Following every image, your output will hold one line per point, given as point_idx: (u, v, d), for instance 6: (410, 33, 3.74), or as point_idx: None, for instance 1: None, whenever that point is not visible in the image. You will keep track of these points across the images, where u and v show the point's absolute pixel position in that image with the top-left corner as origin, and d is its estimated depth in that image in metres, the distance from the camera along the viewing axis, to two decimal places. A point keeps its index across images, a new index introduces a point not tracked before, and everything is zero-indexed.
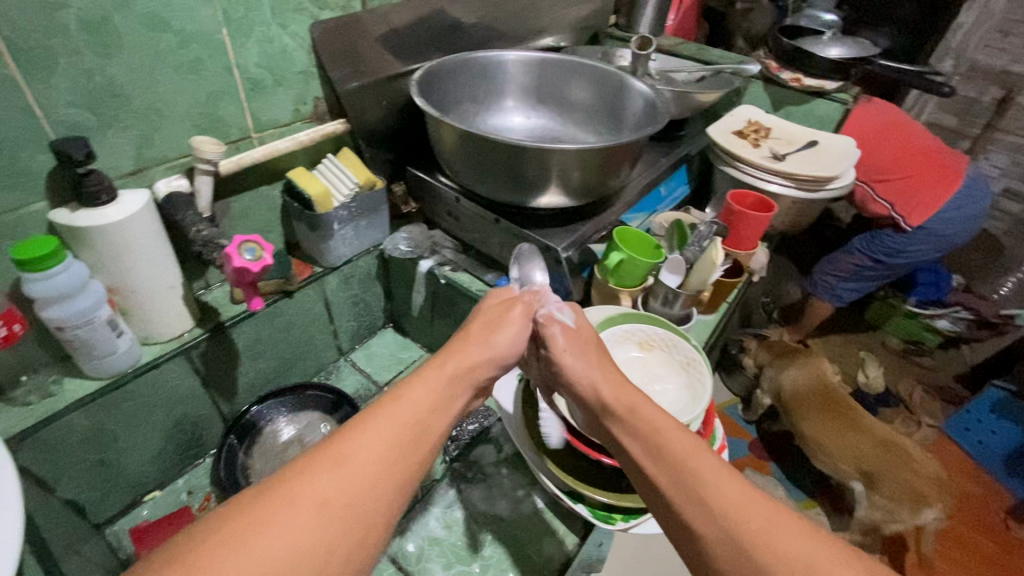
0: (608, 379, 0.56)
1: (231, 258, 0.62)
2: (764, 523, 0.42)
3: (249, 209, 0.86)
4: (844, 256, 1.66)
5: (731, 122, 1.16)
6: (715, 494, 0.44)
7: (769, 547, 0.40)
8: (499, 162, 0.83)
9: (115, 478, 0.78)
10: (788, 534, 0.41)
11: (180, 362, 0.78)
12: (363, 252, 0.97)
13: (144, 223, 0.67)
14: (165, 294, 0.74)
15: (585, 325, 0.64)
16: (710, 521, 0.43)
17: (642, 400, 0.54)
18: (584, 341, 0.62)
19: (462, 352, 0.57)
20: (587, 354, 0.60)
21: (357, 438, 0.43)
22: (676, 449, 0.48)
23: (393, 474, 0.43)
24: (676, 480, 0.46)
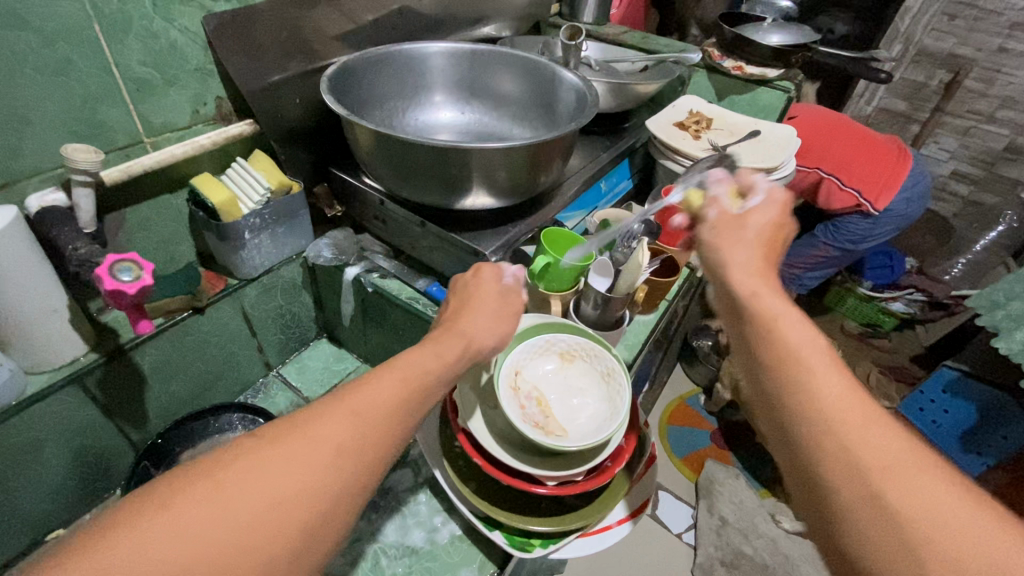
0: (750, 252, 0.50)
1: (101, 280, 0.56)
2: (862, 416, 0.39)
3: (149, 221, 0.79)
4: (809, 248, 1.63)
5: (672, 113, 1.13)
6: (815, 380, 0.41)
7: (861, 436, 0.39)
8: (420, 164, 0.78)
9: (5, 520, 0.71)
10: (882, 427, 0.39)
11: (73, 392, 0.71)
12: (285, 261, 0.92)
13: (11, 245, 0.60)
14: (49, 319, 0.67)
15: (756, 219, 0.53)
16: (811, 410, 0.40)
17: (766, 286, 0.47)
18: (742, 224, 0.52)
19: (469, 331, 0.53)
20: (741, 234, 0.52)
21: (361, 391, 0.43)
22: (790, 335, 0.43)
23: (389, 434, 0.42)
24: (780, 360, 0.43)
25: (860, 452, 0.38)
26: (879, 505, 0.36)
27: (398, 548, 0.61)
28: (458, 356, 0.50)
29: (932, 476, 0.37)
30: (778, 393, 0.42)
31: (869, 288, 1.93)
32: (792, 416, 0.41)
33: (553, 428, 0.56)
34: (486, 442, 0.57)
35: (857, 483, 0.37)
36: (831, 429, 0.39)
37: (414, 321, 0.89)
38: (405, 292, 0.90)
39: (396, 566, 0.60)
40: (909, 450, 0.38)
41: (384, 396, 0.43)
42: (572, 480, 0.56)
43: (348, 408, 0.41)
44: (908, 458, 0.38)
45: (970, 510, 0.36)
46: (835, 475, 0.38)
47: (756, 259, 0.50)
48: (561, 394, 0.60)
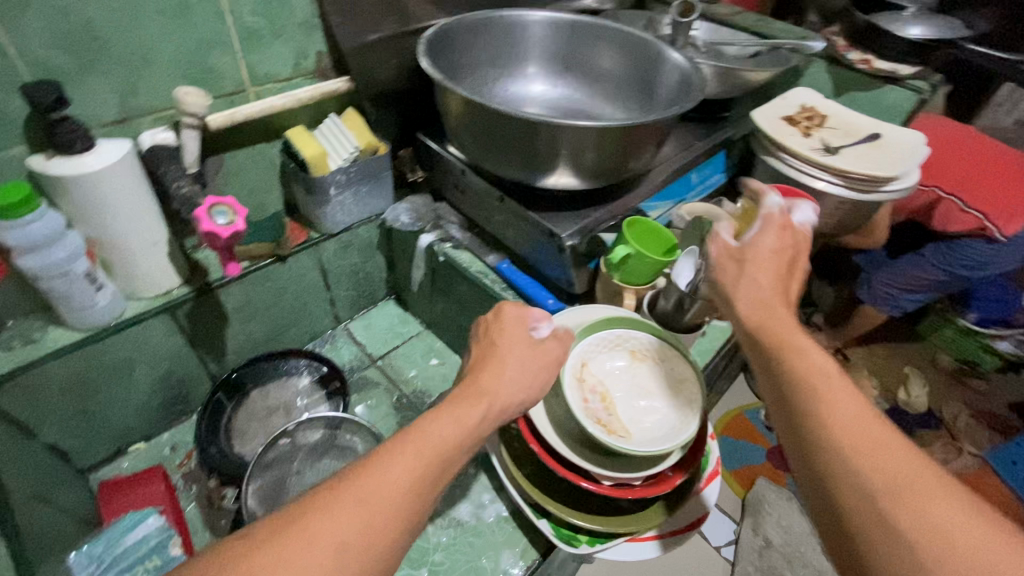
0: (755, 291, 0.56)
1: (200, 221, 0.59)
2: (875, 441, 0.43)
3: (245, 167, 0.82)
4: (913, 267, 1.44)
5: (781, 106, 1.04)
6: (826, 412, 0.45)
7: (870, 460, 0.42)
8: (507, 137, 0.76)
9: (98, 427, 0.78)
10: (897, 453, 0.42)
11: (164, 320, 0.76)
12: (364, 221, 0.94)
13: (124, 175, 0.64)
14: (149, 250, 0.72)
15: (755, 248, 0.58)
16: (821, 439, 0.44)
17: (776, 323, 0.53)
18: (741, 261, 0.58)
19: (492, 392, 0.50)
20: (743, 270, 0.58)
21: (364, 481, 0.40)
22: (802, 370, 0.48)
23: (401, 520, 0.39)
24: (795, 392, 0.48)
25: (868, 473, 0.41)
26: (889, 527, 0.39)
27: (445, 519, 0.60)
28: (476, 424, 0.47)
29: (941, 497, 0.39)
30: (795, 424, 0.47)
31: (975, 322, 1.68)
32: (808, 448, 0.45)
33: (617, 427, 0.53)
34: (545, 429, 0.56)
35: (869, 506, 0.40)
36: (841, 449, 0.43)
37: (481, 295, 0.88)
38: (475, 265, 0.90)
39: (441, 535, 0.59)
40: (926, 475, 0.41)
41: (393, 481, 0.40)
42: (629, 484, 0.54)
43: (357, 496, 0.39)
44: (917, 480, 0.40)
45: (988, 534, 0.37)
46: (849, 504, 0.41)
47: (761, 296, 0.55)
48: (628, 393, 0.57)
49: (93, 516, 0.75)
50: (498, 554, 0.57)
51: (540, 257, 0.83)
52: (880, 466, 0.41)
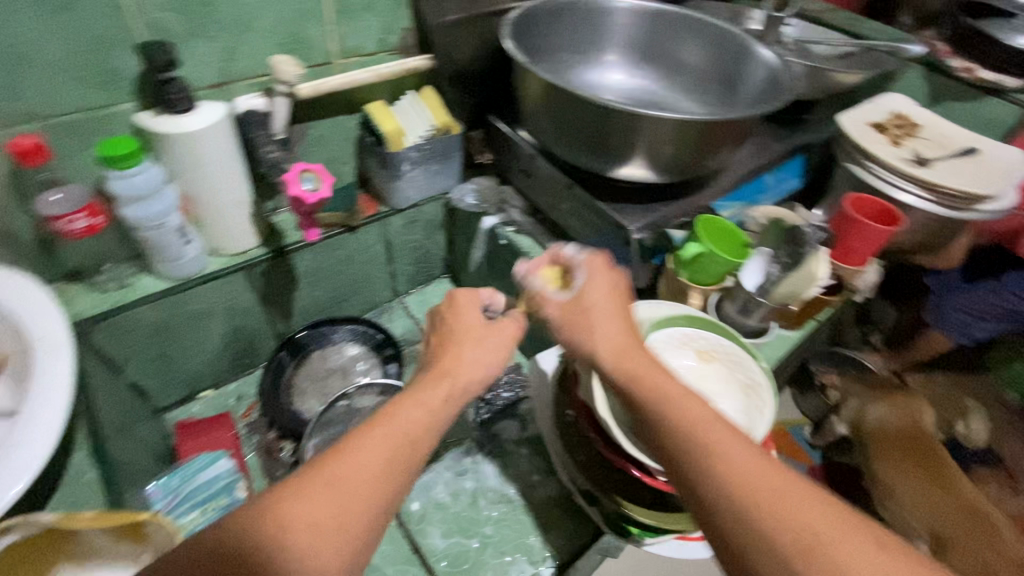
0: (612, 340, 0.50)
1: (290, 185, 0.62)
2: (773, 486, 0.39)
3: (325, 137, 0.85)
4: (993, 293, 1.11)
5: (870, 111, 0.99)
6: (727, 468, 0.41)
7: (774, 512, 0.38)
8: (583, 124, 0.75)
9: (175, 371, 0.84)
10: (799, 499, 0.39)
11: (241, 277, 0.80)
12: (430, 198, 0.95)
13: (219, 136, 0.67)
14: (234, 210, 0.75)
15: (590, 293, 0.54)
16: (722, 499, 0.40)
17: (644, 366, 0.48)
18: (584, 312, 0.52)
19: (451, 372, 0.50)
20: (587, 324, 0.52)
21: (331, 470, 0.40)
22: (691, 422, 0.43)
23: (375, 502, 0.40)
24: (685, 450, 0.43)
25: (774, 527, 0.38)
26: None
27: (496, 494, 0.60)
28: (433, 405, 0.47)
29: (847, 539, 0.37)
30: (690, 485, 0.42)
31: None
32: (705, 501, 0.41)
33: None
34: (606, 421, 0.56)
35: (784, 572, 0.37)
36: (744, 499, 0.39)
37: None
38: (535, 251, 0.90)
39: (492, 509, 0.59)
40: (832, 521, 0.38)
41: (364, 468, 0.41)
42: None
43: (326, 489, 0.39)
44: (820, 525, 0.38)
45: (897, 574, 0.36)
46: (758, 559, 0.38)
47: (613, 342, 0.50)
48: (692, 393, 0.56)
49: (165, 453, 0.80)
50: (547, 533, 0.57)
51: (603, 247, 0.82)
52: (789, 523, 0.37)
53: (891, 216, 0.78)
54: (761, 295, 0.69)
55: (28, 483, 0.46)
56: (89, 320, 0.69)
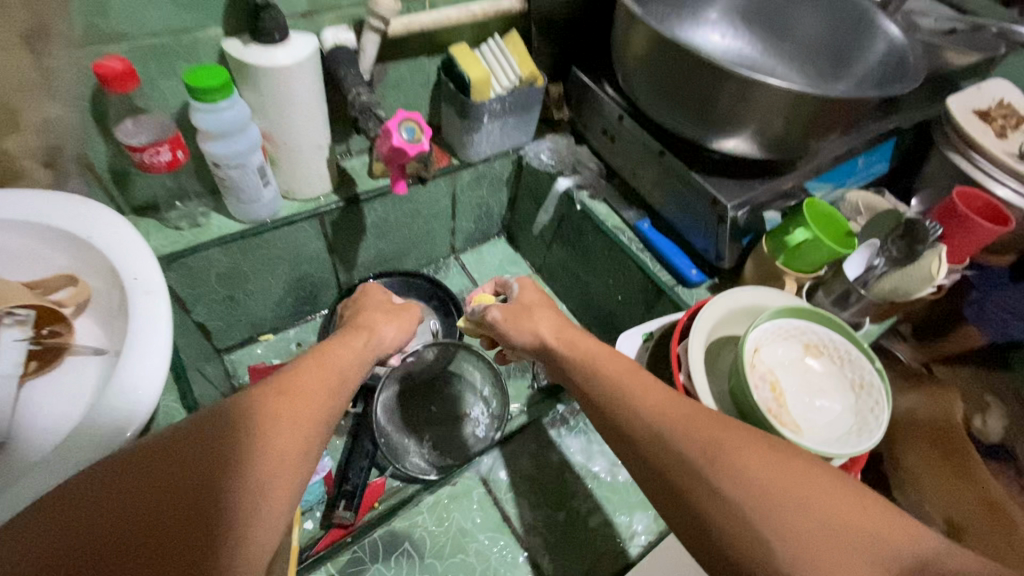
0: (553, 325, 0.54)
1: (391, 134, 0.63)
2: (689, 414, 0.40)
3: (404, 79, 0.80)
4: None
5: (972, 95, 0.91)
6: (642, 405, 0.42)
7: (688, 435, 0.39)
8: (690, 87, 0.70)
9: (239, 314, 0.82)
10: (709, 417, 0.40)
11: (313, 225, 0.78)
12: (502, 154, 0.90)
13: (309, 73, 0.63)
14: (312, 153, 0.71)
15: (527, 296, 0.59)
16: (635, 425, 0.41)
17: (590, 344, 0.50)
18: (523, 309, 0.56)
19: (370, 329, 0.57)
20: (531, 318, 0.55)
21: (281, 380, 0.43)
22: (608, 371, 0.46)
23: (327, 404, 0.43)
24: (606, 395, 0.44)
25: (687, 445, 0.38)
26: (718, 497, 0.36)
27: (581, 470, 0.61)
28: (357, 349, 0.52)
29: (756, 452, 0.37)
30: (609, 421, 0.43)
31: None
32: (634, 445, 0.41)
33: (787, 421, 0.52)
34: (711, 411, 0.55)
35: (694, 480, 0.37)
36: (666, 433, 0.39)
37: (614, 252, 0.86)
38: (611, 219, 0.86)
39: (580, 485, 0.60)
40: (742, 437, 0.38)
41: (309, 376, 0.44)
42: None
43: (280, 389, 0.41)
44: (730, 440, 0.38)
45: (797, 475, 0.36)
46: (683, 486, 0.38)
47: (556, 326, 0.54)
48: (802, 389, 0.54)
49: (229, 394, 0.80)
50: (631, 513, 0.58)
51: (688, 222, 0.79)
52: (695, 433, 0.38)
53: (999, 214, 0.75)
54: (862, 287, 0.67)
55: (139, 428, 0.45)
56: (165, 260, 0.67)
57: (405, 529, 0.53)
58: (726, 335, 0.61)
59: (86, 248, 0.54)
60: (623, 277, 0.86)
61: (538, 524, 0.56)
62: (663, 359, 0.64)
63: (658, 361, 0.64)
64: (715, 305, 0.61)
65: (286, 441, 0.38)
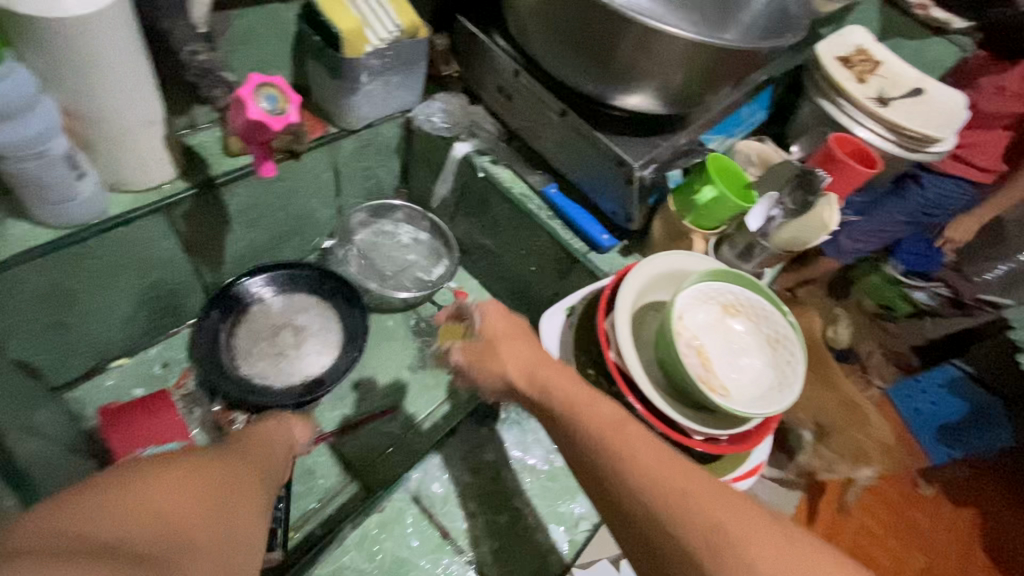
0: (523, 359, 0.53)
1: (248, 105, 0.52)
2: (676, 469, 0.40)
3: (254, 32, 0.66)
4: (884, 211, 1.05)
5: (836, 44, 0.97)
6: (628, 459, 0.41)
7: (675, 492, 0.39)
8: (589, 37, 0.64)
9: (75, 341, 0.66)
10: (705, 486, 0.40)
11: (158, 221, 0.62)
12: (386, 118, 0.80)
13: (118, 29, 0.48)
14: (144, 132, 0.56)
15: (492, 326, 0.57)
16: (622, 490, 0.41)
17: (555, 375, 0.50)
18: (489, 346, 0.55)
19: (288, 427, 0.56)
20: (497, 357, 0.54)
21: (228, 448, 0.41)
22: (590, 419, 0.45)
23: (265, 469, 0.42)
24: (592, 449, 0.43)
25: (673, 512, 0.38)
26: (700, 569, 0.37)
27: (519, 464, 0.59)
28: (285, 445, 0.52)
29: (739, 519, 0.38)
30: (602, 483, 0.42)
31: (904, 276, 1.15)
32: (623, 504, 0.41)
33: (715, 385, 0.52)
34: (644, 385, 0.54)
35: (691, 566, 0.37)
36: (651, 493, 0.39)
37: (524, 222, 0.80)
38: (517, 186, 0.80)
39: (518, 480, 0.58)
40: (729, 503, 0.39)
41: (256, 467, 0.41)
42: (716, 440, 0.54)
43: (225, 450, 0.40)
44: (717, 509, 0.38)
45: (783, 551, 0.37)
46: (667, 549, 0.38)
47: (525, 362, 0.53)
48: (725, 351, 0.54)
49: (81, 437, 0.65)
50: (574, 498, 0.57)
51: (594, 186, 0.76)
52: (690, 513, 0.38)
53: (868, 157, 0.80)
54: (762, 239, 0.69)
55: None
56: None
57: None
58: (650, 301, 0.60)
59: None
60: (534, 246, 0.81)
61: (485, 529, 0.54)
62: (588, 334, 0.61)
63: (583, 336, 0.61)
64: (639, 271, 0.59)
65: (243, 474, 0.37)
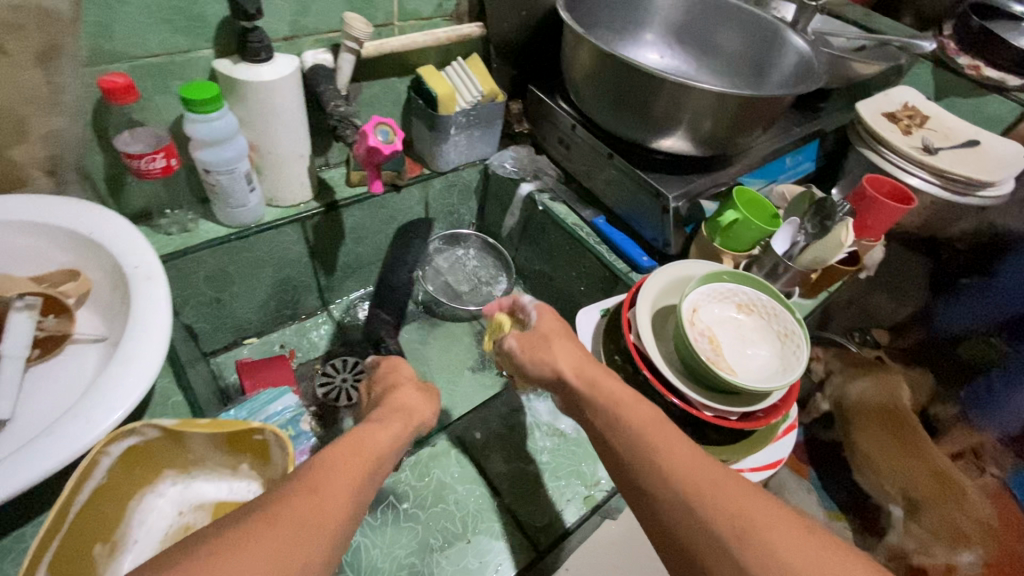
0: (572, 354, 0.60)
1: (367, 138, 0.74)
2: (688, 456, 0.46)
3: (377, 97, 0.89)
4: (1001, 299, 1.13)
5: (882, 102, 1.04)
6: (630, 427, 0.50)
7: (680, 469, 0.45)
8: (629, 93, 0.80)
9: (225, 317, 0.87)
10: (734, 486, 0.43)
11: (295, 229, 0.84)
12: (469, 164, 0.99)
13: (289, 89, 0.70)
14: (295, 162, 0.79)
15: (545, 324, 0.65)
16: (637, 466, 0.47)
17: (599, 371, 0.57)
18: (541, 338, 0.63)
19: (406, 414, 0.55)
20: (549, 349, 0.61)
21: (323, 473, 0.40)
22: (638, 422, 0.50)
23: (356, 486, 0.41)
24: (634, 451, 0.48)
25: (673, 472, 0.45)
26: (708, 534, 0.41)
27: (550, 428, 0.69)
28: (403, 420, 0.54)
29: (738, 491, 0.42)
30: (638, 481, 0.47)
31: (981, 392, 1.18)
32: (634, 475, 0.47)
33: (723, 365, 0.59)
34: (659, 362, 0.62)
35: (722, 559, 0.40)
36: (660, 471, 0.45)
37: (576, 247, 0.94)
38: (571, 217, 0.95)
39: (546, 441, 0.67)
40: (732, 480, 0.43)
41: (326, 495, 0.38)
42: (727, 417, 0.60)
43: (308, 484, 0.39)
44: (720, 480, 0.43)
45: (788, 531, 0.40)
46: (671, 514, 0.43)
47: (573, 357, 0.60)
48: (735, 341, 0.62)
49: (221, 390, 0.83)
50: (597, 464, 0.65)
51: (638, 217, 0.88)
52: (720, 505, 0.41)
53: (903, 195, 0.86)
54: (788, 260, 0.77)
55: (127, 410, 0.49)
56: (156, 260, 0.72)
57: (391, 485, 0.59)
58: (668, 305, 0.69)
59: (91, 245, 0.61)
60: (584, 268, 0.94)
61: (515, 477, 0.63)
62: (617, 328, 0.71)
63: (612, 331, 0.71)
64: (656, 278, 0.69)
65: (313, 528, 0.36)
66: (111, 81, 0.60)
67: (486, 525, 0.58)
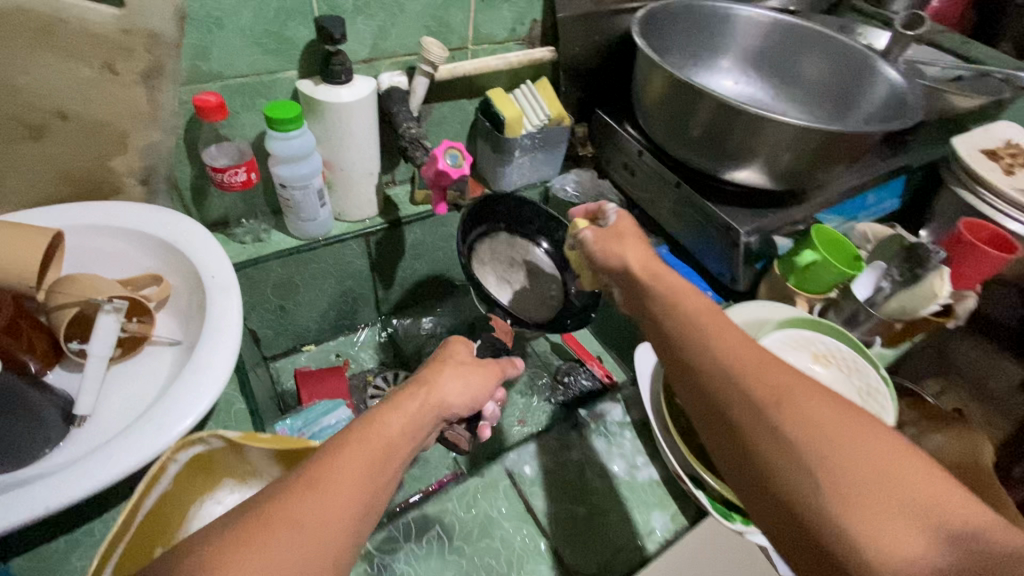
0: (644, 251, 0.55)
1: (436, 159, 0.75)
2: (754, 355, 0.40)
3: (445, 118, 0.90)
4: None
5: (981, 138, 0.96)
6: (685, 318, 0.45)
7: (738, 361, 0.40)
8: (703, 122, 0.77)
9: (287, 323, 0.90)
10: (796, 382, 0.38)
11: (359, 243, 0.86)
12: (531, 185, 0.98)
13: (364, 111, 0.72)
14: (364, 180, 0.81)
15: (623, 223, 0.60)
16: (691, 354, 0.42)
17: (668, 272, 0.52)
18: (615, 234, 0.58)
19: (432, 389, 0.50)
20: (622, 244, 0.57)
21: (333, 465, 0.38)
22: (695, 314, 0.45)
23: (366, 479, 0.38)
24: (688, 343, 0.43)
25: (730, 362, 0.40)
26: (770, 429, 0.37)
27: (603, 468, 0.66)
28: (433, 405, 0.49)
29: (804, 392, 0.37)
30: (690, 370, 0.42)
31: None
32: (684, 360, 0.43)
33: None
34: None
35: (776, 440, 0.36)
36: (715, 362, 0.41)
37: None
38: None
39: (597, 481, 0.65)
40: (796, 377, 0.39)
41: (327, 493, 0.36)
42: None
43: (310, 482, 0.37)
44: (786, 379, 0.38)
45: (850, 429, 0.35)
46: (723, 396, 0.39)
47: (644, 254, 0.55)
48: None
49: (278, 396, 0.86)
50: (650, 513, 0.62)
51: (705, 250, 0.84)
52: (761, 378, 0.38)
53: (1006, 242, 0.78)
54: (870, 307, 0.73)
55: (197, 417, 0.52)
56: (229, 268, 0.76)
57: (437, 513, 0.59)
58: None
59: (173, 252, 0.65)
60: None
61: (563, 516, 0.61)
62: None
63: None
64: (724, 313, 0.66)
65: (320, 528, 0.34)
66: (205, 100, 0.63)
67: (530, 565, 0.56)
